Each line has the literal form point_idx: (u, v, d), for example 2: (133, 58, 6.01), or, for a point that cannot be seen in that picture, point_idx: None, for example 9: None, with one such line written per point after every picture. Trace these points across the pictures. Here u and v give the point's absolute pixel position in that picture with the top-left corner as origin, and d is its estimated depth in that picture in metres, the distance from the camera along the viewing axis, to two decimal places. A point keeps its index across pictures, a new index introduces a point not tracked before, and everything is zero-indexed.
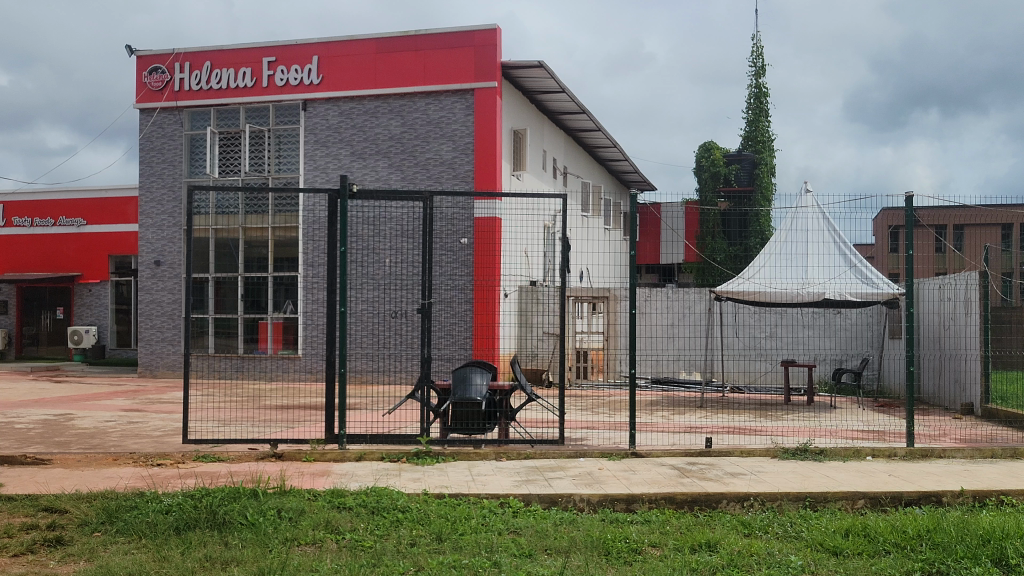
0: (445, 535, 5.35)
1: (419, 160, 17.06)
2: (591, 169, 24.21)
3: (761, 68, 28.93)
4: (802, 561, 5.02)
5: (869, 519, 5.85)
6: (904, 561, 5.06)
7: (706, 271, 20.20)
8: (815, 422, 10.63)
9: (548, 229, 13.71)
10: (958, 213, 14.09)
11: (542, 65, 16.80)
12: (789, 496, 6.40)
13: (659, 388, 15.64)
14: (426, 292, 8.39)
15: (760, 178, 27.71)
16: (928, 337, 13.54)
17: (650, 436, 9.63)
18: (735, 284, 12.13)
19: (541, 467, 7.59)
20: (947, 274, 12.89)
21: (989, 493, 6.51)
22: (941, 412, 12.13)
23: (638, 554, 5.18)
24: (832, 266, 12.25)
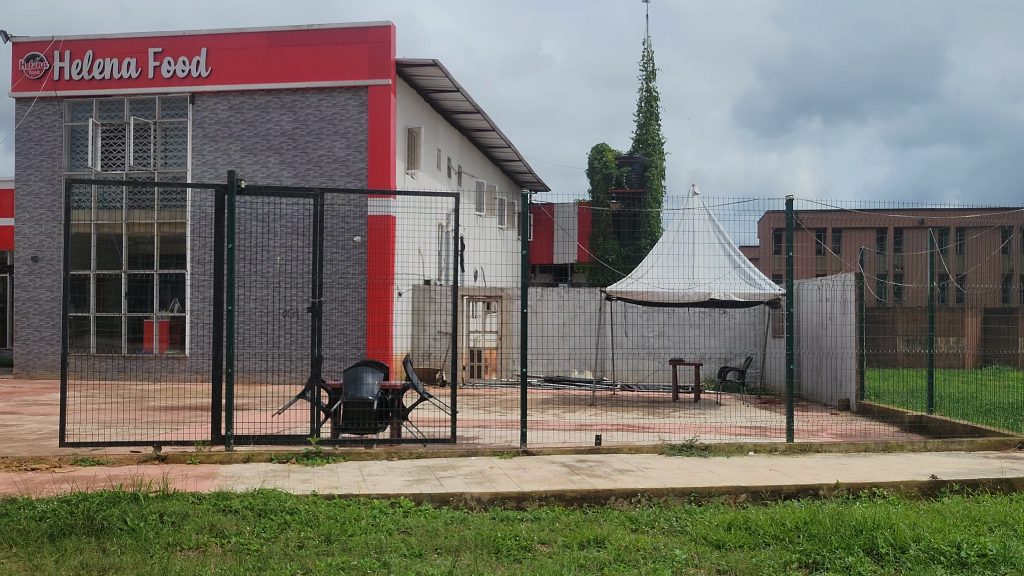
0: (334, 537, 5.29)
1: (312, 157, 16.82)
2: (485, 169, 24.23)
3: (652, 73, 29.50)
4: (686, 554, 5.15)
5: (750, 512, 6.04)
6: (782, 553, 5.24)
7: (599, 271, 20.50)
8: (701, 419, 10.90)
9: (443, 228, 13.70)
10: (836, 217, 14.67)
11: (437, 64, 16.75)
12: (675, 492, 6.55)
13: (552, 386, 15.80)
14: (316, 290, 8.27)
15: (651, 180, 28.27)
16: (808, 336, 14.04)
17: (541, 434, 9.72)
18: (626, 284, 12.32)
19: (433, 467, 7.57)
20: (826, 276, 13.41)
21: (862, 485, 6.78)
22: (819, 408, 12.59)
23: (528, 551, 5.22)
24: (718, 266, 12.64)
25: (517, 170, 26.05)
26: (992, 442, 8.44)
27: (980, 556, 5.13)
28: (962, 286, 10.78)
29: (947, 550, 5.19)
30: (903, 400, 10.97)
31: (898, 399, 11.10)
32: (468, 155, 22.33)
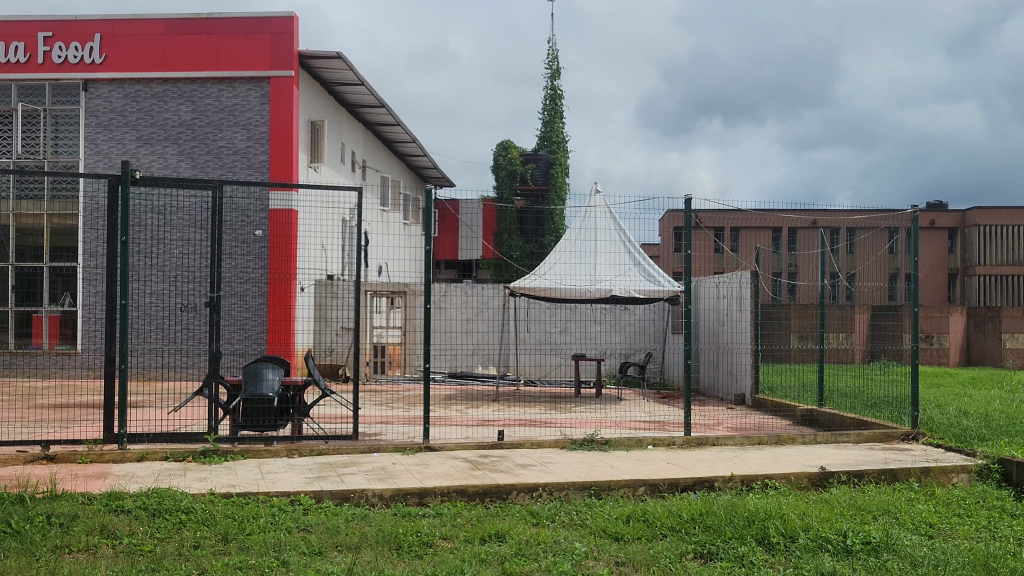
0: (231, 536, 5.20)
1: (211, 149, 16.43)
2: (390, 164, 24.07)
3: (557, 72, 29.70)
4: (585, 547, 5.22)
5: (648, 505, 6.16)
6: (679, 544, 5.37)
7: (504, 268, 20.59)
8: (602, 414, 11.06)
9: (346, 223, 13.55)
10: (734, 216, 15.03)
11: (340, 57, 16.55)
12: (576, 485, 6.64)
13: (455, 382, 15.81)
14: (214, 285, 8.08)
15: (555, 178, 28.49)
16: (706, 332, 14.37)
17: (444, 430, 9.72)
18: (529, 281, 12.38)
19: (334, 463, 7.51)
20: (723, 273, 13.73)
21: (755, 477, 6.98)
22: (716, 402, 12.91)
23: (429, 547, 5.23)
24: (619, 263, 12.86)
25: (422, 166, 25.95)
26: (878, 435, 8.79)
27: (865, 543, 5.35)
28: (851, 285, 11.18)
29: (833, 538, 5.40)
30: (795, 394, 11.34)
31: (791, 394, 11.47)
32: (372, 149, 22.13)
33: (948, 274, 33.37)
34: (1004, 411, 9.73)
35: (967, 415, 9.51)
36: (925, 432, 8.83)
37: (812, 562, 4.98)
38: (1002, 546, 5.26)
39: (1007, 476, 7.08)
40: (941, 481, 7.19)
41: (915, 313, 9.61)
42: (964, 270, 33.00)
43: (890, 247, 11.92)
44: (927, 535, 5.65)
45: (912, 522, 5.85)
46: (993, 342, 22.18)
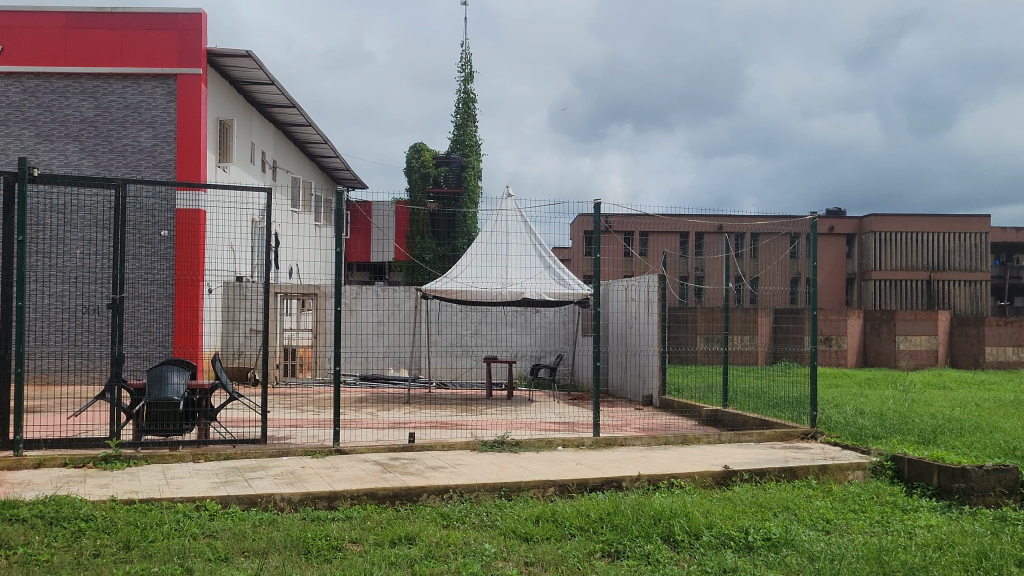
0: (132, 543, 5.09)
1: (115, 146, 15.99)
2: (301, 164, 23.77)
3: (470, 74, 29.65)
4: (495, 548, 5.27)
5: (557, 505, 6.24)
6: (586, 543, 5.46)
7: (417, 270, 20.56)
8: (513, 415, 11.14)
9: (255, 224, 13.36)
10: (643, 221, 15.30)
11: (250, 55, 16.28)
12: (486, 487, 6.68)
13: (367, 384, 15.72)
14: (116, 286, 7.86)
15: (467, 181, 28.54)
16: (615, 335, 14.61)
17: (354, 432, 9.67)
18: (440, 283, 12.41)
19: (241, 468, 7.41)
20: (632, 277, 13.98)
21: (662, 476, 7.14)
22: (625, 403, 13.14)
23: (338, 551, 5.20)
24: (529, 266, 13.00)
25: (334, 166, 25.70)
26: (779, 434, 9.06)
27: (765, 540, 5.53)
28: (754, 288, 11.50)
29: (735, 535, 5.56)
30: (701, 395, 11.62)
31: (696, 395, 11.75)
32: (283, 149, 21.82)
33: (846, 278, 34.58)
34: (897, 410, 10.14)
35: (862, 414, 9.88)
36: (823, 430, 9.15)
37: (715, 559, 5.12)
38: (895, 541, 5.48)
39: (899, 472, 7.37)
40: (837, 478, 7.44)
41: (815, 317, 9.92)
42: (860, 275, 33.90)
43: (791, 252, 12.28)
44: (824, 531, 5.87)
45: (810, 518, 6.07)
46: (887, 345, 23.08)
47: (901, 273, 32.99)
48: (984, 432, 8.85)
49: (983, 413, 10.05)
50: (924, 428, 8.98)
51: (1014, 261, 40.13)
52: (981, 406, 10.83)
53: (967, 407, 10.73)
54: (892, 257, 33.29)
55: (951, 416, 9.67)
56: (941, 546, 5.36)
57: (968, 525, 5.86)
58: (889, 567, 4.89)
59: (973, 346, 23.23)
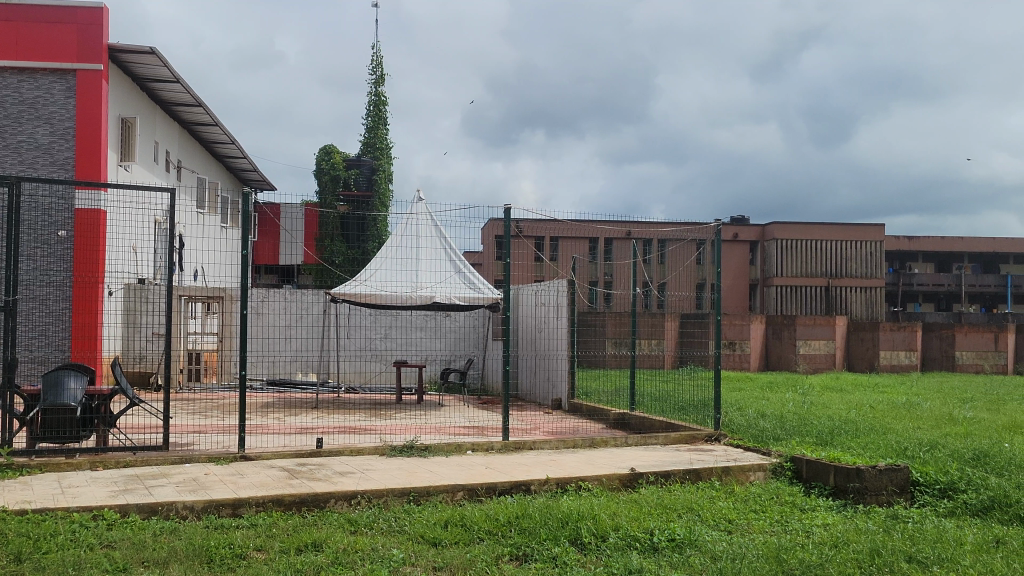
0: (25, 555, 4.90)
1: (9, 143, 15.35)
2: (207, 165, 23.28)
3: (381, 78, 29.43)
4: (403, 554, 5.25)
5: (466, 510, 6.23)
6: (495, 547, 5.48)
7: (326, 274, 20.33)
8: (422, 420, 11.10)
9: (158, 225, 13.01)
10: (552, 226, 15.43)
11: (154, 52, 15.87)
12: (394, 492, 6.64)
13: (274, 389, 15.48)
14: (9, 288, 7.55)
15: (378, 184, 28.26)
16: (524, 339, 14.70)
17: (260, 438, 9.53)
18: (349, 287, 12.31)
19: (141, 475, 7.21)
20: (542, 281, 14.07)
21: (569, 479, 7.20)
22: (534, 407, 13.22)
23: (242, 559, 5.11)
24: (439, 270, 12.99)
25: (241, 167, 25.22)
26: (684, 437, 9.24)
27: (670, 540, 5.65)
28: (661, 293, 11.70)
29: (641, 537, 5.66)
30: (609, 399, 11.77)
31: (604, 398, 11.90)
32: (187, 149, 21.33)
33: (749, 284, 35.49)
34: (797, 412, 10.45)
35: (764, 416, 10.16)
36: (727, 433, 9.35)
37: (621, 560, 5.20)
38: (793, 539, 5.64)
39: (798, 473, 7.60)
40: (739, 479, 7.62)
41: (719, 321, 10.15)
42: (763, 281, 35.17)
43: (697, 258, 12.55)
44: (726, 531, 6.01)
45: (713, 519, 6.20)
46: (788, 349, 23.75)
47: (801, 279, 33.96)
48: (878, 432, 9.19)
49: (877, 415, 10.44)
50: (823, 430, 9.27)
51: (907, 269, 41.75)
52: (875, 408, 11.25)
53: (862, 409, 11.11)
54: (793, 264, 34.24)
55: (846, 418, 10.02)
56: (837, 544, 5.54)
57: (862, 523, 6.07)
58: (788, 565, 5.03)
59: (868, 350, 24.10)
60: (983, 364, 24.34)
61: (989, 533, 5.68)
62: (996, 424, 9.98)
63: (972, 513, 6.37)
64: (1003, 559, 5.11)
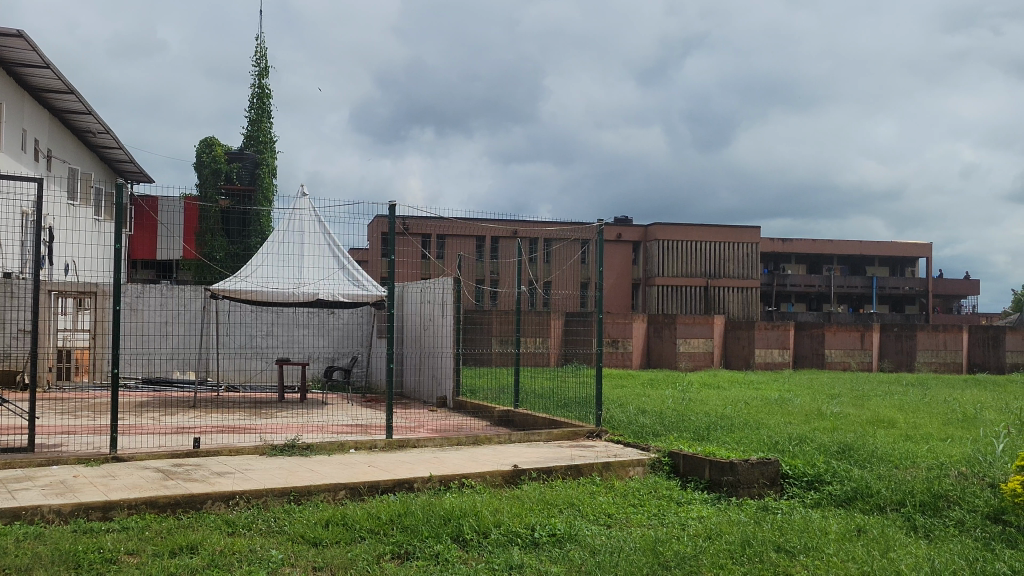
0: None
1: None
2: (79, 155, 22.37)
3: (264, 70, 28.78)
4: (283, 554, 5.16)
5: (347, 508, 6.17)
6: (376, 545, 5.44)
7: (206, 269, 19.84)
8: (305, 418, 10.93)
9: (25, 216, 12.39)
10: (438, 224, 15.36)
11: (22, 35, 15.12)
12: (274, 492, 6.53)
13: (150, 389, 14.98)
14: None
15: (261, 179, 27.43)
16: (410, 337, 14.60)
17: (134, 438, 9.20)
18: (230, 284, 11.99)
19: (4, 478, 6.87)
20: (428, 279, 14.01)
21: (452, 476, 7.20)
22: (419, 404, 13.17)
23: (113, 564, 4.94)
24: (323, 266, 12.81)
25: (117, 158, 24.32)
26: (566, 433, 9.35)
27: (551, 536, 5.72)
28: (546, 292, 11.84)
29: (522, 533, 5.72)
30: (493, 396, 11.88)
31: (489, 396, 11.99)
32: (58, 138, 20.44)
33: (632, 284, 36.15)
34: (675, 408, 10.73)
35: (644, 412, 10.41)
36: (607, 429, 9.53)
37: (503, 556, 5.24)
38: (670, 532, 5.80)
39: (675, 467, 7.80)
40: (619, 474, 7.77)
41: (601, 320, 10.33)
42: (645, 280, 35.71)
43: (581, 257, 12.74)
44: (605, 525, 6.12)
45: (593, 513, 6.31)
46: (668, 347, 24.32)
47: (682, 280, 34.82)
48: (751, 428, 9.52)
49: (751, 410, 10.82)
50: (700, 425, 9.54)
51: (781, 270, 43.33)
52: (750, 405, 11.64)
53: (737, 405, 11.50)
54: (674, 265, 35.04)
55: (722, 414, 10.33)
56: (711, 536, 5.71)
57: (736, 516, 6.27)
58: (664, 557, 5.15)
59: (744, 348, 24.94)
60: (850, 362, 25.48)
61: (852, 523, 5.94)
62: (860, 418, 10.48)
63: (836, 503, 6.66)
64: (863, 547, 5.35)
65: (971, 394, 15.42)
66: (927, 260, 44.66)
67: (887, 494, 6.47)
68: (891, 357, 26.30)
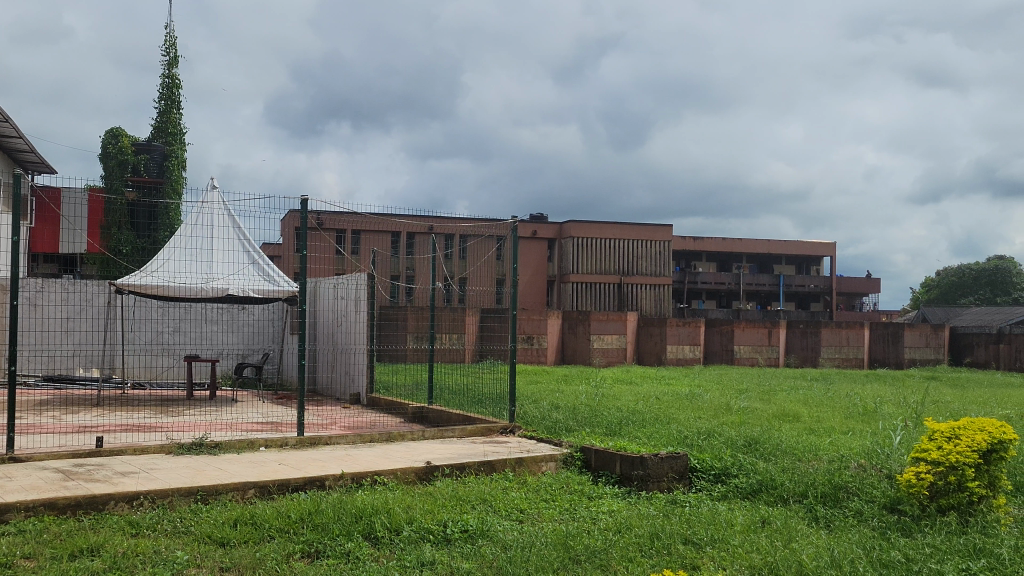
0: None
1: None
2: None
3: (173, 60, 28.08)
4: (188, 555, 5.04)
5: (256, 507, 6.07)
6: (286, 544, 5.37)
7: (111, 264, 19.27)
8: (214, 416, 10.71)
9: None
10: (353, 220, 15.16)
11: None
12: (180, 492, 6.37)
13: (52, 387, 14.47)
14: None
15: (171, 172, 26.86)
16: (324, 333, 14.42)
17: (32, 438, 8.89)
18: (136, 279, 11.64)
19: None
20: (342, 275, 13.85)
21: (364, 474, 7.14)
22: (332, 402, 13.04)
23: (8, 568, 4.76)
24: (232, 261, 12.57)
25: (16, 147, 23.44)
26: (479, 429, 9.35)
27: (462, 532, 5.73)
28: (461, 289, 11.84)
29: (435, 529, 5.71)
30: (408, 393, 11.87)
31: (403, 393, 11.97)
32: None
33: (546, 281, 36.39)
34: (588, 404, 10.85)
35: (557, 408, 10.49)
36: (521, 425, 9.54)
37: (413, 553, 5.22)
38: (580, 526, 5.84)
39: (587, 463, 7.91)
40: (532, 469, 7.81)
41: (516, 317, 10.39)
42: (560, 278, 36.24)
43: (496, 254, 12.73)
44: (517, 520, 6.14)
45: (504, 509, 6.33)
46: (583, 343, 24.54)
47: (596, 277, 35.21)
48: (662, 423, 9.67)
49: (662, 406, 10.99)
50: (611, 420, 9.66)
51: (692, 268, 44.20)
52: (660, 400, 11.83)
53: (648, 400, 11.65)
54: (588, 262, 35.33)
55: (633, 409, 10.46)
56: (620, 530, 5.78)
57: (644, 509, 6.37)
58: (574, 551, 5.20)
59: (656, 344, 25.33)
60: (758, 357, 26.13)
61: (756, 515, 6.08)
62: (766, 412, 10.75)
63: (742, 496, 6.82)
64: (767, 538, 5.49)
65: (873, 388, 15.95)
66: (831, 260, 46.02)
67: (790, 486, 6.65)
68: (797, 353, 27.02)
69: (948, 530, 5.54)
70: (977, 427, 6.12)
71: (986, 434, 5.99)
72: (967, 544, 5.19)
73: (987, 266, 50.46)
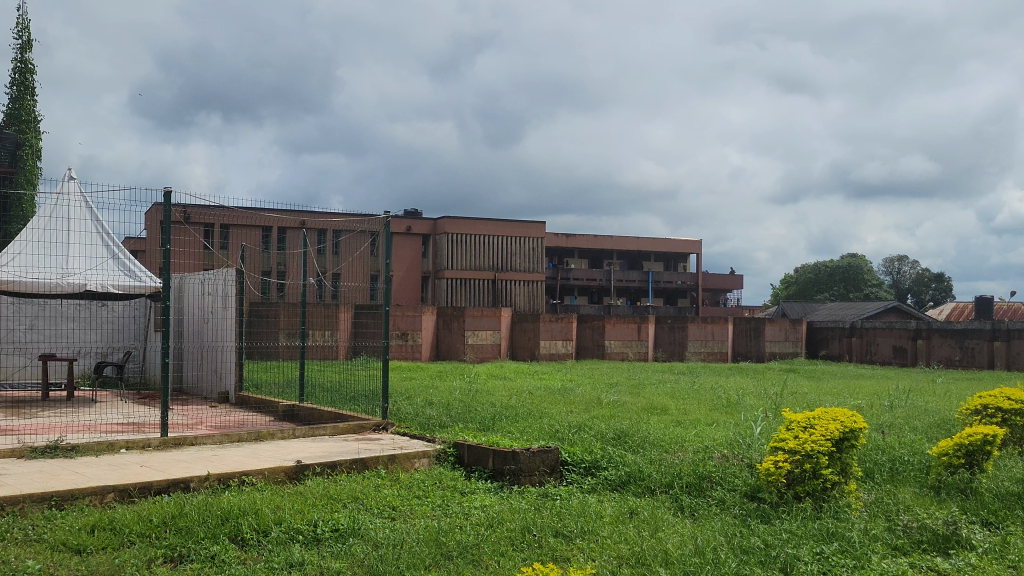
0: None
1: None
2: None
3: (27, 43, 26.65)
4: (41, 564, 4.79)
5: (116, 512, 5.82)
6: (146, 549, 5.17)
7: None
8: (71, 417, 10.25)
9: None
10: (220, 214, 14.71)
11: None
12: (33, 498, 6.04)
13: None
14: None
15: (23, 161, 25.22)
16: (190, 330, 13.97)
17: None
18: None
19: None
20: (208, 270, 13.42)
21: (232, 474, 6.94)
22: (199, 401, 12.68)
23: None
24: (91, 256, 12.15)
25: None
26: (352, 427, 9.25)
27: (333, 531, 5.66)
28: (333, 285, 11.66)
29: (304, 529, 5.61)
30: (278, 391, 11.66)
31: (274, 391, 11.79)
32: None
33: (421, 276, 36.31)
34: (461, 399, 10.89)
35: (430, 404, 10.47)
36: (394, 421, 9.48)
37: (281, 554, 5.12)
38: (453, 522, 5.86)
39: (460, 458, 7.90)
40: (405, 466, 7.76)
41: (389, 312, 10.32)
42: (433, 274, 35.91)
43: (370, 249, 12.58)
44: (389, 518, 6.10)
45: (377, 507, 6.29)
46: (457, 339, 24.51)
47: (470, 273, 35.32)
48: (533, 417, 9.77)
49: (534, 400, 11.12)
50: (484, 415, 9.72)
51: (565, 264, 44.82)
52: (533, 394, 11.96)
53: (521, 395, 11.77)
54: (463, 258, 35.40)
55: (506, 404, 10.55)
56: (492, 524, 5.80)
57: (514, 503, 6.42)
58: (446, 547, 5.19)
59: (530, 340, 25.60)
60: (628, 352, 26.71)
61: (624, 506, 6.21)
62: (635, 405, 10.99)
63: (611, 488, 6.95)
64: (634, 528, 5.62)
65: (734, 381, 16.55)
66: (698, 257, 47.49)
67: (657, 477, 6.83)
68: (665, 348, 27.74)
69: (804, 515, 5.80)
70: (831, 417, 6.44)
71: (839, 423, 6.32)
72: (821, 529, 5.43)
73: (841, 263, 52.94)
